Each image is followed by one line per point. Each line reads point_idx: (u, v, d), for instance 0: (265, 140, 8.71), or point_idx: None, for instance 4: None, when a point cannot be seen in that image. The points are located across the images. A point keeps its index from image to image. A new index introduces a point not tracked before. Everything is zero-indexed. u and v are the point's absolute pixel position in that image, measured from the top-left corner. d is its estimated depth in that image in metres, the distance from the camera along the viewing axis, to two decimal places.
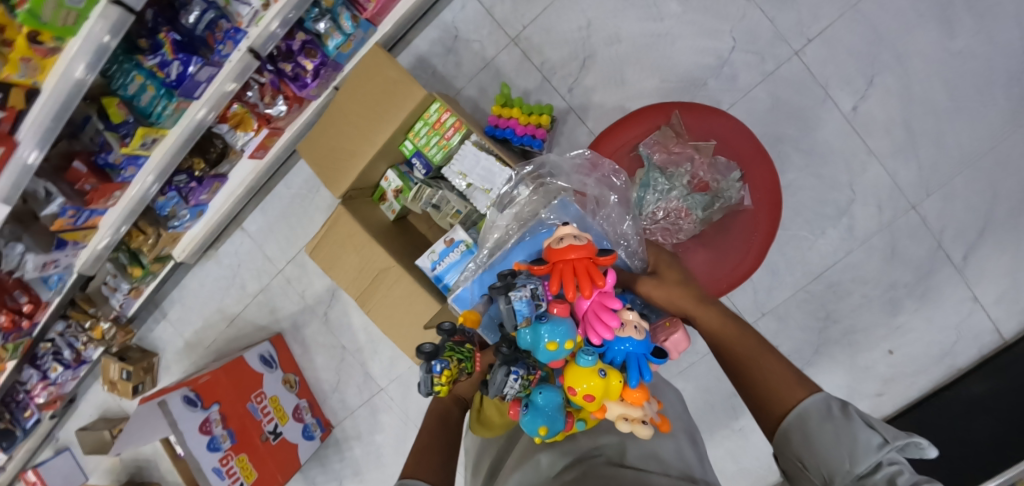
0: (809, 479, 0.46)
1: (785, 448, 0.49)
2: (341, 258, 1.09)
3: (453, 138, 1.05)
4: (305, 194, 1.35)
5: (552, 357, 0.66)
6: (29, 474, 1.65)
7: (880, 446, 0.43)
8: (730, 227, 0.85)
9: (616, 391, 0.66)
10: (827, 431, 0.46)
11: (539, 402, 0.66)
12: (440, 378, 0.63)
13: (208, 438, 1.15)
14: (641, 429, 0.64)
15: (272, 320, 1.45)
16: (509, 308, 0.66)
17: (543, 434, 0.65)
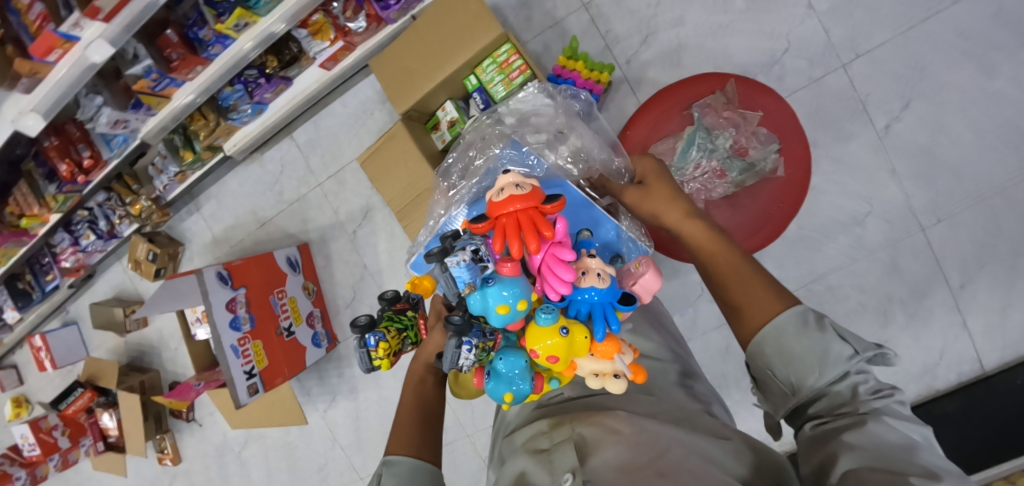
0: (778, 384, 0.53)
1: (756, 357, 0.56)
2: (391, 172, 1.17)
3: (517, 79, 1.14)
4: (359, 115, 1.42)
5: (505, 318, 0.70)
6: (36, 338, 1.71)
7: (850, 357, 0.50)
8: (760, 195, 0.93)
9: (581, 345, 0.71)
10: (804, 345, 0.52)
11: (500, 368, 0.73)
12: (377, 350, 0.84)
13: (231, 316, 1.20)
14: (612, 385, 0.72)
15: (302, 229, 1.51)
16: (448, 275, 0.68)
17: (510, 400, 0.73)
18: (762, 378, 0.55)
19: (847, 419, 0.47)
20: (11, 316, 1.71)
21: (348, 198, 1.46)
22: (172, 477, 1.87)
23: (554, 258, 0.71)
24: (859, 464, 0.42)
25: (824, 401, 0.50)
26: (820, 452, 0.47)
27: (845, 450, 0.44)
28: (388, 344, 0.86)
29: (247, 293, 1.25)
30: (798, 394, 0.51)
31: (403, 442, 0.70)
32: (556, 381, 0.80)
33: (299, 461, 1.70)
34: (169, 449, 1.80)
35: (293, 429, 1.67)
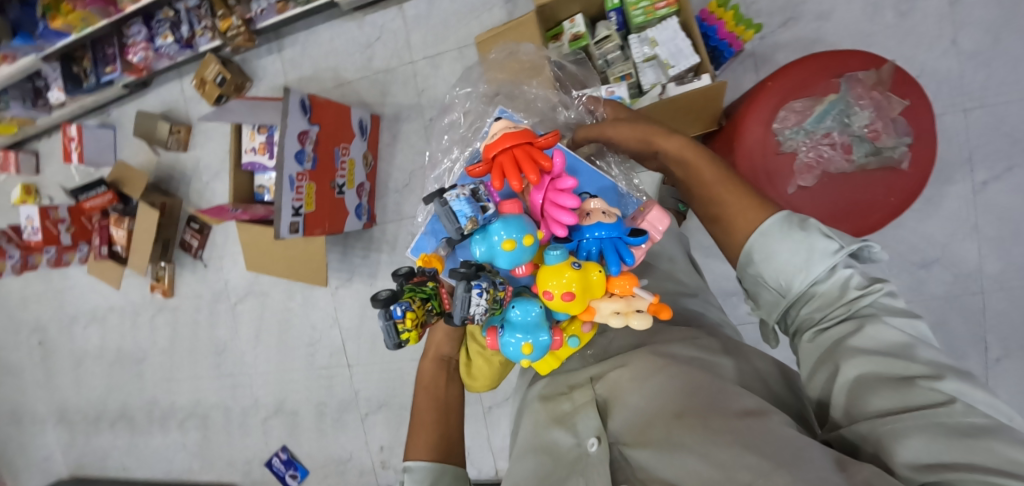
0: (766, 287, 0.56)
1: (745, 266, 0.58)
2: None
3: (662, 9, 1.09)
4: (476, 6, 1.38)
5: (513, 257, 0.62)
6: (71, 127, 1.66)
7: (836, 251, 0.51)
8: (878, 182, 0.91)
9: (596, 282, 0.62)
10: (787, 247, 0.53)
11: (514, 318, 0.63)
12: (404, 321, 0.58)
13: (299, 148, 1.16)
14: (638, 319, 0.62)
15: (379, 102, 1.48)
16: (446, 210, 0.62)
17: (531, 353, 0.63)
18: (754, 288, 0.58)
19: (845, 325, 0.49)
20: (56, 96, 1.66)
21: (434, 84, 1.42)
22: (158, 309, 1.83)
23: (554, 195, 0.64)
24: (863, 372, 0.46)
25: (814, 303, 0.52)
26: (823, 366, 0.50)
27: (848, 356, 0.47)
28: (418, 314, 0.60)
29: (319, 133, 1.22)
30: (788, 298, 0.54)
31: (426, 445, 0.71)
32: (575, 338, 0.68)
33: (292, 331, 1.67)
34: (166, 280, 1.76)
35: (297, 297, 1.64)
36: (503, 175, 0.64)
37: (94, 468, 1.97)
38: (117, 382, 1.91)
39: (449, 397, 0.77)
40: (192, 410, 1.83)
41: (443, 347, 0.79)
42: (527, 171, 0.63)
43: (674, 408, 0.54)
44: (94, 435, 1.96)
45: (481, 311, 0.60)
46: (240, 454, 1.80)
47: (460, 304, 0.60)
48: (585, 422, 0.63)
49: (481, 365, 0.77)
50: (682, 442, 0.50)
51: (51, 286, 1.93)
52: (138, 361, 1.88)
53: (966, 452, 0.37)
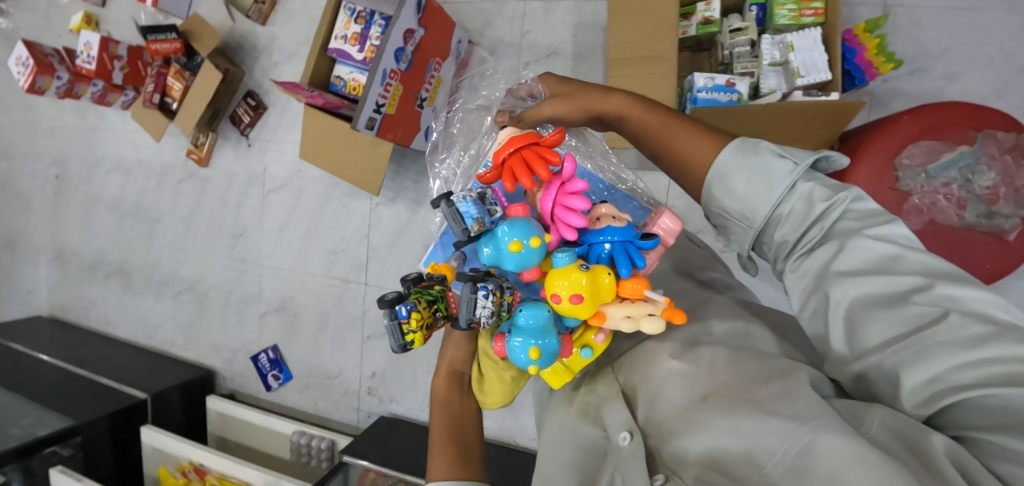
0: (733, 220, 0.51)
1: (707, 202, 0.53)
2: (632, 21, 1.09)
3: (808, 18, 1.05)
4: None
5: (521, 260, 0.58)
6: None
7: (792, 171, 0.47)
8: (979, 245, 0.90)
9: (606, 287, 0.56)
10: (748, 177, 0.48)
11: (520, 321, 0.58)
12: (408, 322, 0.54)
13: (401, 45, 1.11)
14: (647, 322, 0.56)
15: (480, 31, 1.42)
16: (453, 210, 0.59)
17: (538, 359, 0.56)
18: (724, 222, 0.53)
19: (823, 249, 0.46)
20: None
21: (539, 29, 1.37)
22: (186, 176, 1.76)
23: (564, 199, 0.60)
24: (854, 301, 0.43)
25: (783, 228, 0.48)
26: (814, 300, 0.46)
27: (834, 285, 0.43)
28: (424, 315, 0.57)
29: (422, 37, 1.17)
30: (754, 226, 0.49)
31: (448, 463, 0.60)
32: (590, 350, 0.61)
33: (318, 234, 1.62)
34: (205, 148, 1.70)
35: (333, 202, 1.60)
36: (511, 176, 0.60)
37: (76, 315, 1.93)
38: (123, 236, 1.86)
39: (466, 410, 0.66)
40: (193, 284, 1.79)
41: (457, 361, 0.69)
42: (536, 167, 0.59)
43: (700, 391, 0.50)
44: (86, 283, 1.91)
45: (487, 314, 0.56)
46: (230, 340, 1.76)
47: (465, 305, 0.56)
48: (613, 415, 0.57)
49: (494, 382, 0.66)
50: (711, 423, 0.47)
51: (82, 122, 1.86)
52: (151, 222, 1.82)
53: (975, 368, 0.36)
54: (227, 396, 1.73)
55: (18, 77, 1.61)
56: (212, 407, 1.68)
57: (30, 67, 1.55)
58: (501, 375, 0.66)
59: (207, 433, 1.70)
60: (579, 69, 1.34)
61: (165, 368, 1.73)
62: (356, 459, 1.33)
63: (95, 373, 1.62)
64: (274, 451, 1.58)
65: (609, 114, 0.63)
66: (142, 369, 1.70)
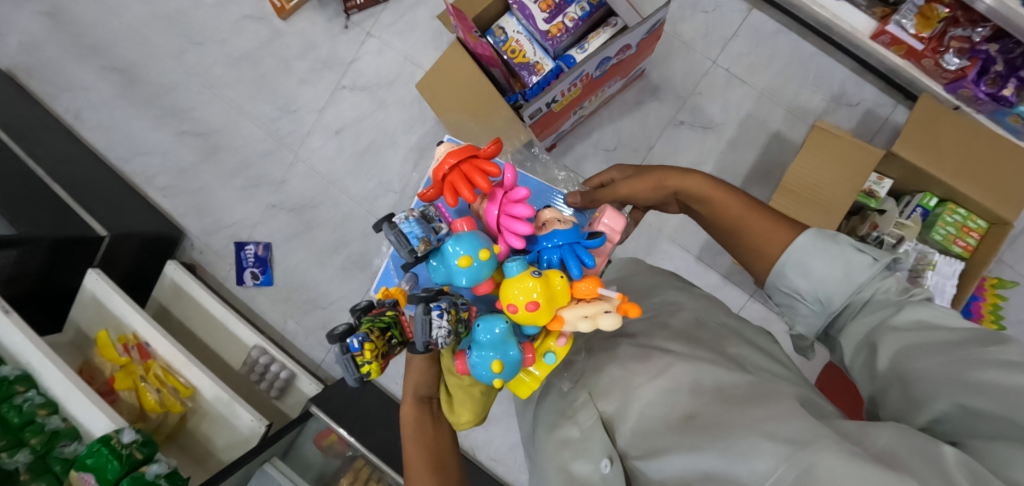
0: (805, 300, 0.56)
1: (782, 283, 0.58)
2: (824, 158, 1.06)
3: (955, 247, 1.10)
4: (811, 76, 1.25)
5: (474, 274, 0.57)
6: None
7: (872, 263, 0.52)
8: None
9: (558, 291, 0.56)
10: (826, 258, 0.55)
11: (481, 338, 0.56)
12: (361, 355, 0.54)
13: (609, 55, 0.97)
14: (601, 318, 0.55)
15: (656, 62, 1.29)
16: (397, 233, 0.58)
17: (503, 370, 0.56)
18: (788, 304, 0.59)
19: (885, 309, 0.49)
20: None
21: (710, 97, 1.28)
22: (257, 18, 1.51)
23: (508, 208, 0.62)
24: (902, 347, 0.46)
25: (863, 307, 0.52)
26: (865, 348, 0.50)
27: (885, 334, 0.48)
28: (379, 344, 0.56)
29: (629, 55, 1.04)
30: (827, 306, 0.54)
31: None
32: (551, 353, 0.61)
33: (376, 159, 1.44)
34: (294, 1, 1.42)
35: (411, 137, 1.42)
36: (454, 190, 0.62)
37: (46, 91, 1.67)
38: (153, 43, 1.60)
39: (443, 442, 0.64)
40: (207, 133, 1.56)
41: (422, 385, 0.66)
42: (474, 178, 0.62)
43: (687, 412, 0.48)
44: (75, 62, 1.66)
45: (445, 334, 0.54)
46: (219, 213, 1.55)
47: (419, 329, 0.53)
48: (595, 443, 0.53)
49: (461, 401, 0.62)
50: (698, 444, 0.43)
51: None
52: (191, 42, 1.57)
53: (978, 371, 0.38)
54: (189, 267, 1.53)
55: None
56: (168, 272, 1.48)
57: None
58: (469, 389, 0.63)
59: (150, 296, 1.50)
60: (726, 156, 1.28)
61: (135, 208, 1.50)
62: (321, 413, 1.19)
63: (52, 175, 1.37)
64: (224, 353, 1.42)
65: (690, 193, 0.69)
66: (110, 196, 1.47)
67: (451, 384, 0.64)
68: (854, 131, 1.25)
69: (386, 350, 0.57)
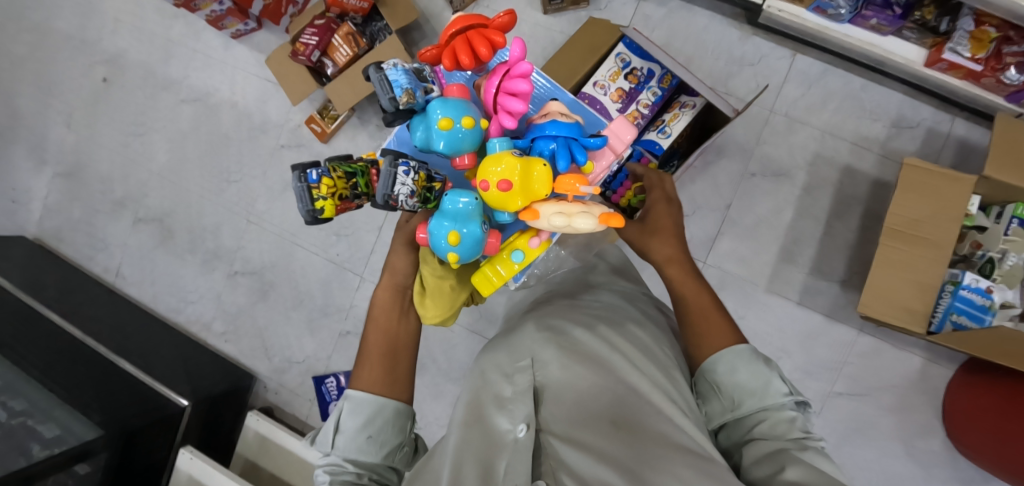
0: (721, 395, 0.63)
1: (709, 372, 0.65)
2: (917, 196, 1.07)
3: None
4: (867, 109, 1.27)
5: (453, 139, 0.66)
6: None
7: (784, 393, 0.61)
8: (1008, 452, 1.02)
9: (533, 180, 0.65)
10: (751, 371, 0.63)
11: (449, 205, 0.67)
12: (316, 187, 0.66)
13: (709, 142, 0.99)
14: (579, 219, 0.61)
15: None
16: (383, 79, 0.64)
17: (456, 240, 0.66)
18: (710, 396, 0.64)
19: (790, 440, 0.55)
20: None
21: (775, 144, 1.28)
22: (294, 144, 1.45)
23: (507, 86, 0.68)
24: (801, 466, 0.48)
25: (768, 426, 0.58)
26: (771, 461, 0.49)
27: (786, 453, 0.51)
28: (337, 185, 0.67)
29: (706, 143, 1.01)
30: (738, 410, 0.61)
31: (375, 380, 0.66)
32: (520, 251, 0.74)
33: None
34: (334, 123, 1.38)
35: None
36: (454, 56, 0.67)
37: (80, 254, 1.64)
38: (185, 186, 1.54)
39: (402, 331, 0.72)
40: (259, 270, 1.46)
41: (398, 276, 0.77)
42: (478, 46, 0.66)
43: (613, 415, 0.48)
44: (111, 220, 1.61)
45: (408, 192, 0.64)
46: (289, 349, 1.46)
47: (385, 182, 0.64)
48: (519, 410, 0.51)
49: (433, 291, 0.75)
50: (604, 446, 0.43)
51: (186, 44, 1.56)
52: (228, 179, 1.50)
53: None
54: (267, 412, 1.43)
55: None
56: (250, 424, 1.39)
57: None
58: (440, 285, 0.75)
59: (232, 454, 1.40)
60: (803, 199, 1.27)
61: (200, 362, 1.40)
62: None
63: (115, 353, 1.30)
64: None
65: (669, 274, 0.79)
66: (172, 357, 1.38)
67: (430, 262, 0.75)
68: (919, 151, 1.26)
69: (344, 196, 0.68)
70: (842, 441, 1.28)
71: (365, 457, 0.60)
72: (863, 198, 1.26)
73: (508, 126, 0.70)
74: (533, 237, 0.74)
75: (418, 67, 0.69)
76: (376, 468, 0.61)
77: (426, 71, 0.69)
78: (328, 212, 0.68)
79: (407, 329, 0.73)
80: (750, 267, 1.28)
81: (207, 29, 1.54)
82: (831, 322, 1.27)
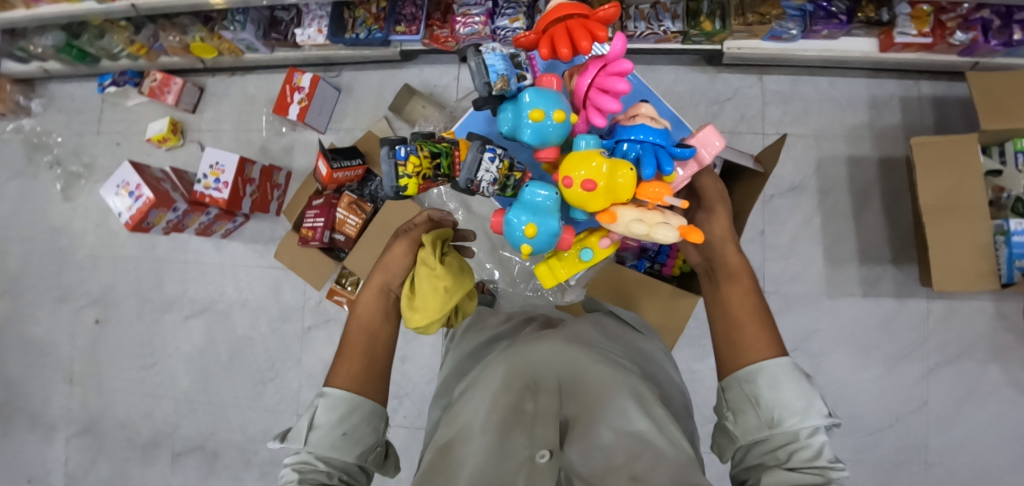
0: (755, 410, 0.53)
1: (747, 381, 0.55)
2: (940, 169, 1.12)
3: None
4: (844, 103, 1.34)
5: (540, 132, 0.60)
6: (306, 75, 1.36)
7: (825, 415, 0.51)
8: None
9: (622, 189, 0.56)
10: (794, 390, 0.52)
11: (525, 197, 0.60)
12: (401, 164, 0.67)
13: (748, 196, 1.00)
14: (659, 230, 0.54)
15: None
16: (479, 63, 0.61)
17: (534, 236, 0.59)
18: (738, 404, 0.55)
19: (816, 474, 0.47)
20: (308, 35, 1.34)
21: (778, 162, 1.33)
22: (321, 321, 1.39)
23: (602, 81, 0.62)
24: None
25: (794, 452, 0.50)
26: None
27: None
28: (421, 164, 0.69)
29: (741, 197, 1.03)
30: (773, 429, 0.51)
31: (351, 377, 0.61)
32: (589, 249, 0.66)
33: None
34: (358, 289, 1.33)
35: None
36: (550, 45, 0.62)
37: None
38: (220, 403, 1.44)
39: (382, 331, 0.66)
40: None
41: (392, 274, 0.70)
42: (579, 40, 0.60)
43: (630, 468, 0.41)
44: (150, 465, 1.48)
45: (491, 179, 0.63)
46: None
47: (469, 166, 0.62)
48: (542, 430, 0.47)
49: (427, 294, 0.67)
50: None
51: (177, 259, 1.51)
52: (265, 379, 1.41)
53: None
54: None
55: (116, 209, 1.25)
56: None
57: (145, 199, 1.21)
58: (434, 287, 0.68)
59: None
60: (825, 201, 1.31)
61: None
62: None
63: None
64: None
65: (724, 280, 0.65)
66: None
67: (431, 269, 0.68)
68: (903, 120, 1.33)
69: (427, 174, 0.70)
70: (968, 416, 1.23)
71: (337, 454, 0.55)
72: (876, 181, 1.31)
73: (596, 123, 0.64)
74: (603, 237, 0.65)
75: (514, 53, 0.65)
76: (342, 467, 0.57)
77: (520, 57, 0.64)
78: (406, 191, 0.70)
79: (390, 335, 0.67)
80: (806, 281, 1.29)
81: (193, 237, 1.50)
82: (901, 304, 1.27)
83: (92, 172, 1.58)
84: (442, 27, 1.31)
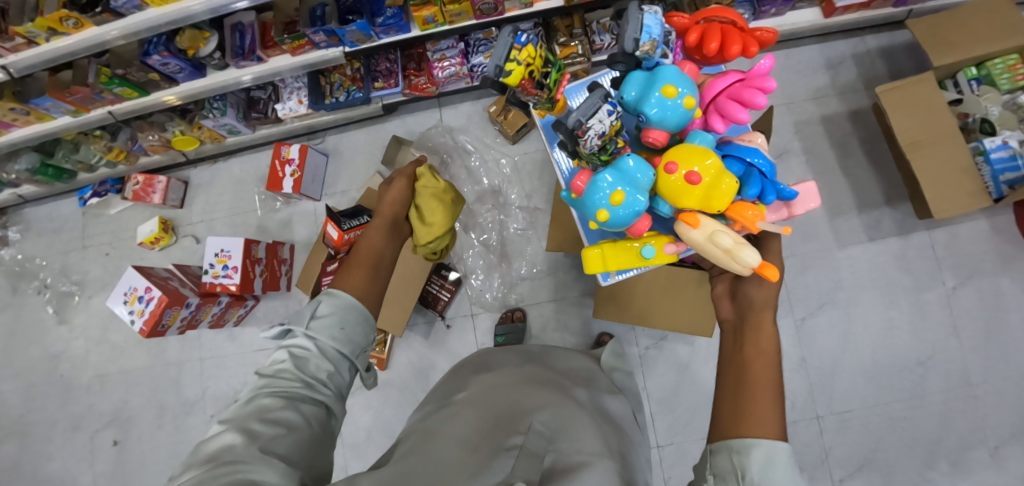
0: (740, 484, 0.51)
1: (738, 453, 0.52)
2: (908, 108, 1.20)
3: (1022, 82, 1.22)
4: (803, 70, 1.44)
5: (663, 108, 0.69)
6: (294, 146, 1.37)
7: None
8: None
9: (718, 198, 0.67)
10: (784, 474, 0.50)
11: (626, 166, 0.70)
12: (517, 48, 0.69)
13: None
14: (745, 251, 0.63)
15: None
16: (639, 21, 0.70)
17: (618, 205, 0.70)
18: (722, 471, 0.53)
19: None
20: (288, 108, 1.36)
21: None
22: None
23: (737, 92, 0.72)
24: None
25: None
26: None
27: None
28: (532, 62, 0.72)
29: None
30: None
31: (356, 284, 0.65)
32: (653, 248, 0.78)
33: None
34: (386, 346, 1.39)
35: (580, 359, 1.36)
36: (704, 34, 0.73)
37: None
38: None
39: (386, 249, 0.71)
40: None
41: (396, 204, 0.78)
42: (731, 43, 0.71)
43: None
44: None
45: (598, 129, 0.69)
46: None
47: (588, 108, 0.69)
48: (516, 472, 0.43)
49: (435, 206, 0.86)
50: None
51: (191, 358, 1.46)
52: None
53: None
54: None
55: (126, 318, 1.20)
56: None
57: (157, 300, 1.17)
58: (439, 198, 0.86)
59: None
60: (811, 162, 1.39)
61: None
62: None
63: None
64: None
65: (752, 331, 0.63)
66: None
67: (434, 185, 0.86)
68: (860, 74, 1.42)
69: (530, 75, 0.73)
70: (996, 330, 1.28)
71: (333, 346, 0.57)
72: (852, 133, 1.39)
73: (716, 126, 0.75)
74: (669, 243, 0.78)
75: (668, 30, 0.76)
76: (333, 358, 0.57)
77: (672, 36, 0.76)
78: (506, 78, 0.71)
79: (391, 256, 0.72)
80: (815, 239, 1.35)
81: (205, 331, 1.45)
82: (906, 241, 1.33)
83: (84, 288, 1.52)
84: (419, 75, 1.36)
